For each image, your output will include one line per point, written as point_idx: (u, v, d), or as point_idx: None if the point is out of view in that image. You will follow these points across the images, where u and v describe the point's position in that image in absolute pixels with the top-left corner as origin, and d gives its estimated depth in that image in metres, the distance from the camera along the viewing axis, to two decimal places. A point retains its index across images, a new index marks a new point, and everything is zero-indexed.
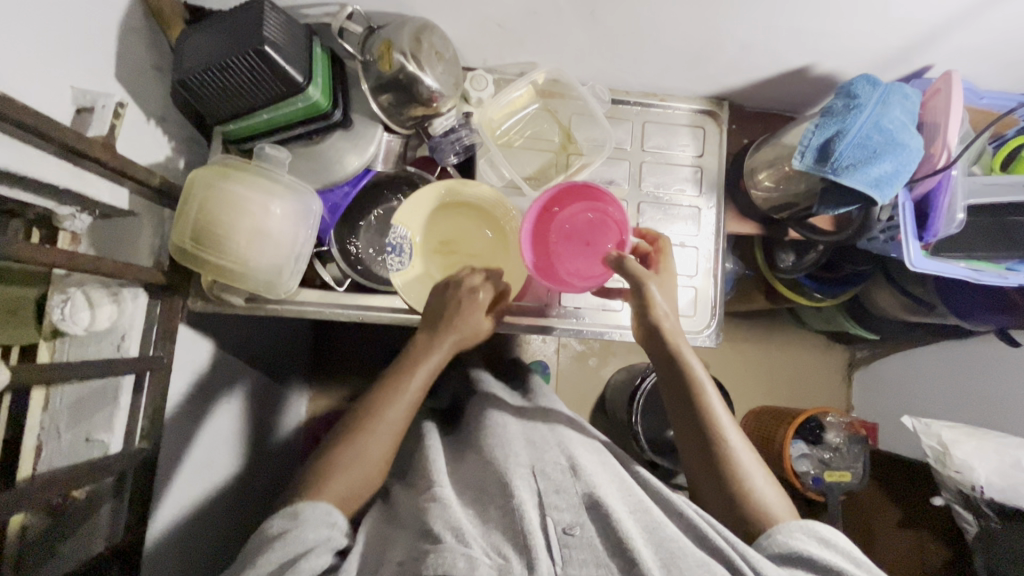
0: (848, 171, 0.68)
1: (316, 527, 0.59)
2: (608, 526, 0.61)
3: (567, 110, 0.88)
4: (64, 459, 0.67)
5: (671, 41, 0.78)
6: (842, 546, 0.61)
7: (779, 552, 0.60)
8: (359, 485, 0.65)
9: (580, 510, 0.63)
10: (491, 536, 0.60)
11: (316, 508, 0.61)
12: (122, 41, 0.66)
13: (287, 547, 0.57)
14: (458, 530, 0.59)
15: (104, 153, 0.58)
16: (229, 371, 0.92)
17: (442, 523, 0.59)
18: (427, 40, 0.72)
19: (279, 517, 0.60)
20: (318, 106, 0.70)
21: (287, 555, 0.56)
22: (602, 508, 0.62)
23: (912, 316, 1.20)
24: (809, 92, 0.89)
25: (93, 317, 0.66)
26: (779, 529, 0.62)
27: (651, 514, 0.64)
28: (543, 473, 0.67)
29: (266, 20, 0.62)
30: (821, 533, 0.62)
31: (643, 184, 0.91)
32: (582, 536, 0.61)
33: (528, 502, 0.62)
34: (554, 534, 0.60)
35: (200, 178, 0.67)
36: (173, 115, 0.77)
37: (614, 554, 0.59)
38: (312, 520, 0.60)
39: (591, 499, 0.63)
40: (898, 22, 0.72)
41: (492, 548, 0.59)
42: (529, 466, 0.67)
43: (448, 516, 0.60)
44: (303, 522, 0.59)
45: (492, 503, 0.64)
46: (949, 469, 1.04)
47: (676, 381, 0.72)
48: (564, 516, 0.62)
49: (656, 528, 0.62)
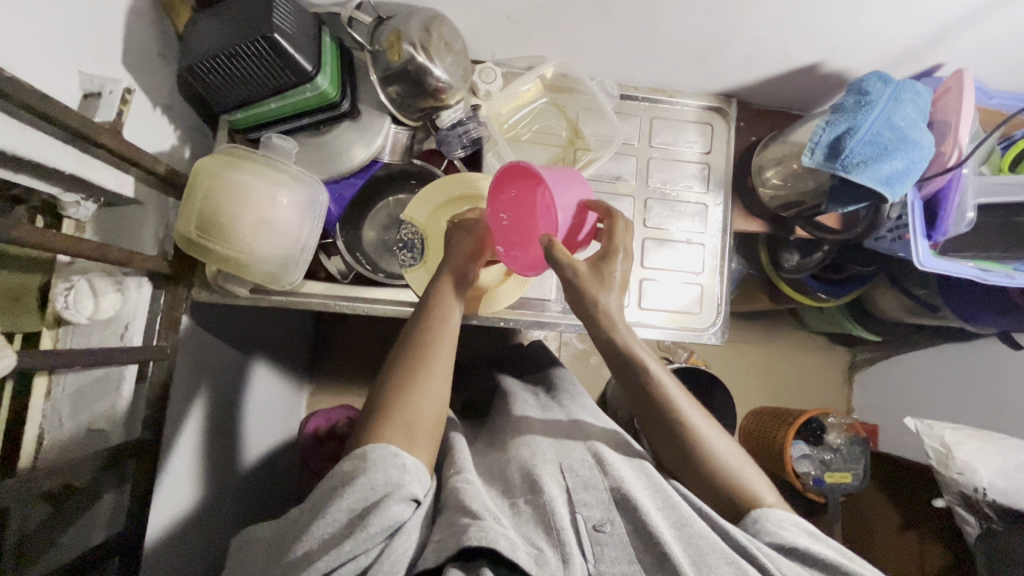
0: (860, 168, 0.68)
1: (385, 470, 0.55)
2: (637, 522, 0.59)
3: (575, 105, 0.87)
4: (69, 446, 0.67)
5: (682, 36, 0.78)
6: (824, 539, 0.62)
7: (773, 541, 0.59)
8: (431, 423, 0.61)
9: (609, 506, 0.62)
10: (523, 527, 0.59)
11: (383, 452, 0.56)
12: (129, 27, 0.66)
13: (357, 492, 0.53)
14: (494, 510, 0.57)
15: (111, 138, 0.58)
16: (227, 363, 0.91)
17: (479, 503, 0.58)
18: (436, 31, 0.71)
19: (347, 462, 0.56)
20: (326, 95, 0.69)
21: (359, 500, 0.53)
22: (630, 502, 0.61)
23: (915, 317, 1.20)
24: (817, 90, 0.89)
25: (96, 306, 0.66)
26: (772, 518, 0.61)
27: (680, 511, 0.61)
28: (571, 470, 0.67)
29: (276, 7, 0.61)
30: (807, 525, 0.62)
31: (651, 180, 0.91)
32: (614, 533, 0.60)
33: (559, 499, 0.62)
34: (584, 531, 0.59)
35: (206, 166, 0.67)
36: (178, 104, 0.76)
37: (644, 549, 0.58)
38: (380, 464, 0.55)
39: (620, 496, 0.62)
40: (909, 20, 0.71)
41: (526, 539, 0.58)
42: (557, 464, 0.68)
43: (483, 498, 0.59)
44: (370, 468, 0.55)
45: (524, 499, 0.63)
46: (952, 471, 1.04)
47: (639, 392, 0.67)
48: (594, 512, 0.62)
49: (685, 524, 0.60)
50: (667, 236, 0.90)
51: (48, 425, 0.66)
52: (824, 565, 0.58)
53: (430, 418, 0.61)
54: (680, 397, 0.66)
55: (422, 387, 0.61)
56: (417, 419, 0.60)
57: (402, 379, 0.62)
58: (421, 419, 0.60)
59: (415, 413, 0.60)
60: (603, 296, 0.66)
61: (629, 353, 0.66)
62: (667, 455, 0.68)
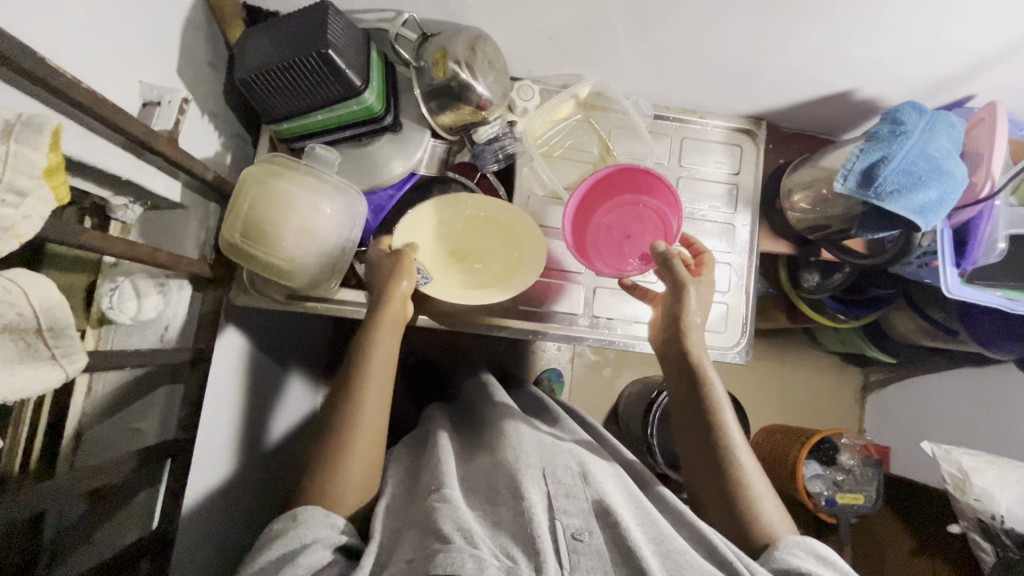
0: (892, 197, 0.69)
1: (315, 524, 0.58)
2: (615, 535, 0.58)
3: (608, 123, 0.89)
4: (105, 443, 0.69)
5: (718, 59, 0.79)
6: (839, 564, 0.60)
7: (778, 568, 0.58)
8: (370, 425, 0.66)
9: (588, 516, 0.59)
10: (499, 537, 0.57)
11: (313, 510, 0.59)
12: (185, 39, 0.68)
13: (281, 543, 0.56)
14: (466, 531, 0.54)
15: (168, 147, 0.59)
16: (261, 367, 0.93)
17: (450, 524, 0.55)
18: (480, 50, 0.73)
19: (278, 520, 0.59)
20: (372, 109, 0.71)
21: (284, 550, 0.55)
22: (609, 514, 0.60)
23: (931, 341, 1.20)
24: (847, 116, 0.90)
25: (138, 307, 0.66)
26: (777, 545, 0.61)
27: (659, 528, 0.60)
28: (553, 476, 0.64)
29: (330, 24, 0.63)
30: (817, 548, 0.60)
31: (679, 200, 0.92)
32: (590, 543, 0.57)
33: (538, 504, 0.59)
34: (561, 539, 0.56)
35: (252, 175, 0.69)
36: (223, 112, 0.78)
37: (622, 563, 0.56)
38: (309, 521, 0.58)
39: (601, 508, 0.61)
40: (944, 52, 0.73)
41: (500, 549, 0.55)
42: (539, 468, 0.65)
43: (457, 517, 0.56)
44: (302, 522, 0.58)
45: (503, 504, 0.60)
46: (968, 497, 1.04)
47: (690, 398, 0.71)
48: (574, 520, 0.59)
49: (663, 540, 0.59)
50: None
51: (88, 421, 0.68)
52: None
53: (371, 418, 0.66)
54: (726, 415, 0.69)
55: (367, 386, 0.67)
56: (356, 431, 0.65)
57: (359, 374, 0.67)
58: (364, 415, 0.66)
59: (362, 409, 0.66)
60: (685, 305, 0.72)
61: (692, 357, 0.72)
62: (691, 470, 0.70)
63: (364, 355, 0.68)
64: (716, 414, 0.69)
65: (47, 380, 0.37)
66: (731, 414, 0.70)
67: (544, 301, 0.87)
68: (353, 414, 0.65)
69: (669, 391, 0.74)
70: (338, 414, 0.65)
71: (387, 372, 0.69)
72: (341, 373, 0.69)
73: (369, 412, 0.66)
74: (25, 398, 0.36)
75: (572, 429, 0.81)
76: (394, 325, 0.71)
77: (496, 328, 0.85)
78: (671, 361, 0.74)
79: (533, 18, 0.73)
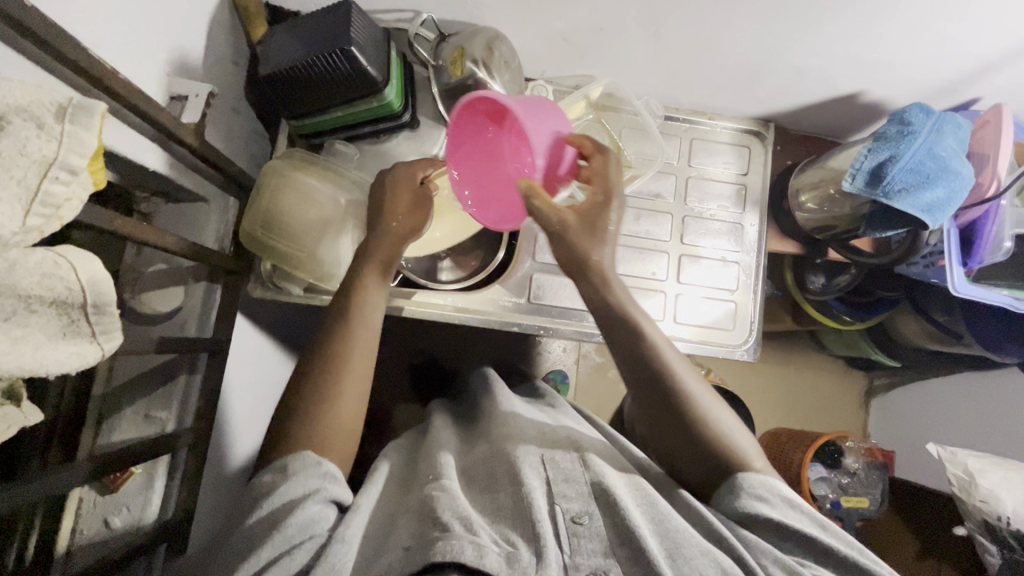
0: (900, 196, 0.71)
1: (306, 478, 0.56)
2: (616, 516, 0.58)
3: (620, 124, 0.91)
4: (124, 431, 0.70)
5: (729, 62, 0.81)
6: (801, 506, 0.61)
7: (739, 512, 0.59)
8: (352, 401, 0.63)
9: (588, 499, 0.60)
10: (499, 524, 0.57)
11: (306, 459, 0.57)
12: (210, 36, 0.70)
13: (272, 502, 0.54)
14: (466, 519, 0.54)
15: (194, 139, 0.60)
16: (272, 361, 0.94)
17: (449, 512, 0.55)
18: (497, 49, 0.75)
19: (268, 472, 0.57)
20: (391, 106, 0.73)
21: (277, 508, 0.53)
22: (611, 499, 0.59)
23: (936, 344, 1.21)
24: (854, 119, 0.92)
25: (158, 297, 0.70)
26: (741, 484, 0.61)
27: (658, 506, 0.61)
28: (552, 462, 0.65)
29: (353, 22, 0.65)
30: (780, 490, 0.61)
31: (689, 199, 0.93)
32: (590, 526, 0.57)
33: (537, 490, 0.60)
34: (562, 523, 0.57)
35: (275, 168, 0.72)
36: (244, 109, 0.80)
37: (620, 544, 0.56)
38: (301, 472, 0.56)
39: (599, 490, 0.61)
40: (951, 55, 0.74)
41: (500, 535, 0.55)
42: (538, 455, 0.66)
43: (455, 505, 0.56)
44: (291, 477, 0.56)
45: (503, 491, 0.61)
46: (975, 499, 1.04)
47: (645, 372, 0.65)
48: (573, 505, 0.59)
49: (662, 519, 0.59)
50: (699, 253, 0.92)
51: (108, 409, 0.69)
52: (799, 537, 0.57)
53: (358, 383, 0.64)
54: (691, 380, 0.65)
55: (351, 349, 0.65)
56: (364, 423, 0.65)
57: (340, 375, 0.63)
58: (349, 383, 0.63)
59: (345, 375, 0.63)
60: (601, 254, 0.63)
61: (661, 366, 0.65)
62: (664, 445, 0.67)
63: (341, 360, 0.64)
64: (705, 422, 0.64)
65: (87, 357, 0.38)
66: (720, 414, 0.65)
67: (554, 297, 0.88)
68: (339, 378, 0.63)
69: (639, 405, 0.67)
70: (319, 385, 0.62)
71: (370, 356, 0.66)
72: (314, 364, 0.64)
73: (350, 381, 0.63)
74: (66, 373, 0.37)
75: (572, 420, 0.81)
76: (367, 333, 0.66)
77: (506, 323, 0.86)
78: (635, 378, 0.66)
79: (549, 19, 0.75)
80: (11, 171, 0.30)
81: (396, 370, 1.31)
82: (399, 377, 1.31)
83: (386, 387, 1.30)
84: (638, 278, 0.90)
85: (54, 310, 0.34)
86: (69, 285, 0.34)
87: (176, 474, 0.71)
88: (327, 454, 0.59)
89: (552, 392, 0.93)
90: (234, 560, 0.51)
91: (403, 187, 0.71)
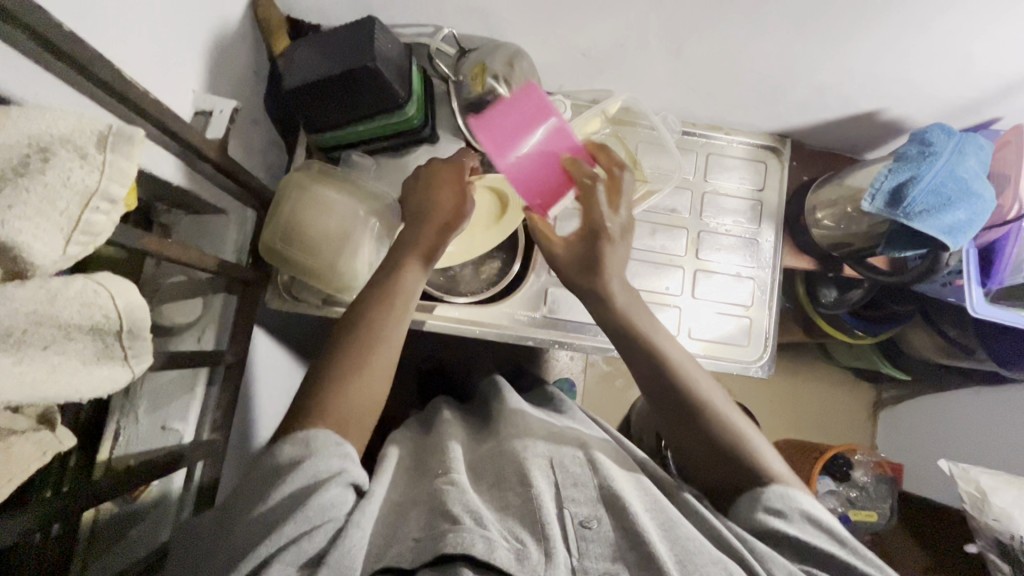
0: (922, 217, 0.70)
1: (329, 456, 0.54)
2: (624, 519, 0.57)
3: (635, 138, 0.91)
4: (143, 443, 0.68)
5: (748, 78, 0.81)
6: (825, 523, 0.58)
7: (759, 528, 0.57)
8: (365, 420, 0.61)
9: (596, 504, 0.59)
10: (507, 521, 0.55)
11: (328, 437, 0.56)
12: (232, 50, 0.70)
13: (300, 477, 0.52)
14: (476, 513, 0.53)
15: (217, 154, 0.60)
16: (284, 369, 0.94)
17: (459, 506, 0.53)
18: (517, 65, 0.75)
19: (289, 444, 0.55)
20: (411, 121, 0.74)
21: (302, 485, 0.52)
22: (619, 504, 0.58)
23: (947, 360, 1.20)
24: (871, 136, 0.92)
25: (181, 310, 0.70)
26: (761, 497, 0.59)
27: (667, 513, 0.59)
28: (561, 465, 0.64)
29: (377, 39, 0.65)
30: (802, 505, 0.59)
31: (704, 214, 0.93)
32: (598, 530, 0.57)
33: (546, 492, 0.59)
34: (571, 525, 0.56)
35: (294, 181, 0.72)
36: (263, 120, 0.81)
37: (629, 548, 0.55)
38: (323, 451, 0.54)
39: (607, 494, 0.60)
40: (972, 75, 0.74)
41: (509, 533, 0.54)
42: (547, 457, 0.66)
43: (465, 500, 0.55)
44: (315, 453, 0.54)
45: (511, 490, 0.60)
46: (986, 516, 1.02)
47: (660, 385, 0.66)
48: (582, 509, 0.59)
49: (671, 526, 0.58)
50: (711, 268, 0.92)
51: (126, 421, 0.68)
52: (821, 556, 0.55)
53: (375, 389, 0.62)
54: (698, 382, 0.67)
55: (374, 353, 0.63)
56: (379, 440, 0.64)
57: (348, 392, 0.60)
58: (363, 379, 0.61)
59: (360, 376, 0.61)
60: (606, 284, 0.68)
61: (689, 388, 0.66)
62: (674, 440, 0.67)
63: (351, 374, 0.61)
64: (747, 445, 0.63)
65: (119, 380, 0.38)
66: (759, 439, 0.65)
67: (568, 312, 0.88)
68: (348, 377, 0.61)
69: (672, 431, 0.67)
70: (337, 388, 0.60)
71: (383, 379, 0.63)
72: (313, 373, 0.62)
73: (364, 376, 0.61)
74: (99, 397, 0.37)
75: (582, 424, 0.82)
76: (385, 355, 0.64)
77: (521, 337, 0.86)
78: (669, 403, 0.66)
79: (570, 36, 0.76)
80: (55, 202, 0.31)
81: (405, 377, 1.31)
82: (407, 384, 1.31)
83: (393, 393, 1.30)
84: (652, 292, 0.90)
85: (91, 336, 0.35)
86: (106, 312, 0.35)
87: (190, 487, 0.70)
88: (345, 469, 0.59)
89: (563, 398, 0.92)
90: (251, 539, 0.48)
91: (441, 188, 0.71)
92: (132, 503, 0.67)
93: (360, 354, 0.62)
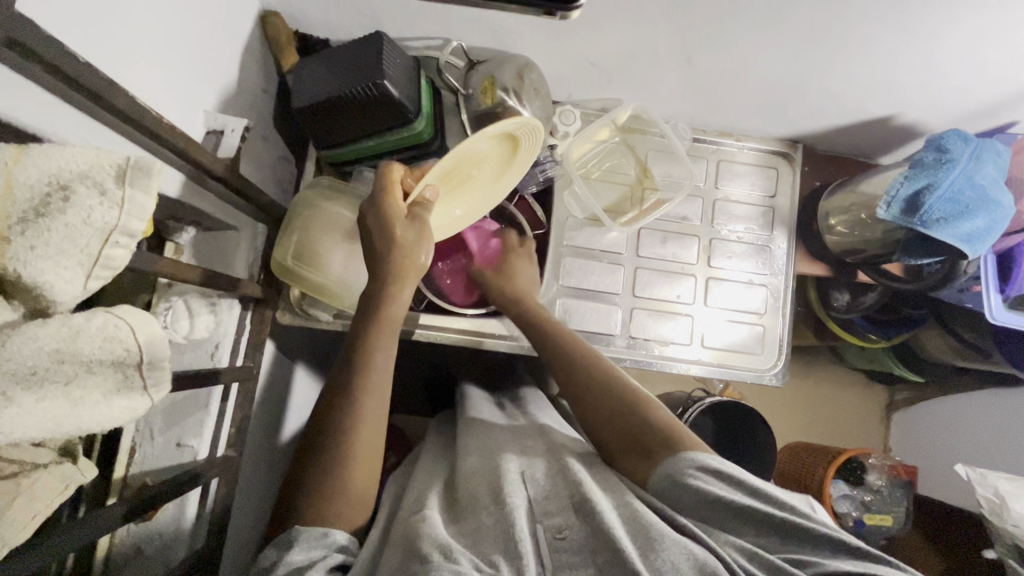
0: (939, 224, 0.69)
1: (311, 545, 0.53)
2: (591, 519, 0.53)
3: (646, 146, 0.91)
4: (159, 460, 0.68)
5: (759, 85, 0.80)
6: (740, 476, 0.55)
7: (692, 498, 0.54)
8: (378, 441, 0.61)
9: (569, 511, 0.56)
10: (482, 546, 0.53)
11: (310, 530, 0.54)
12: (242, 66, 0.71)
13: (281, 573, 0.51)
14: (445, 547, 0.51)
15: (228, 172, 0.60)
16: (295, 380, 0.94)
17: (430, 543, 0.51)
18: (527, 77, 0.76)
19: (271, 549, 0.55)
20: (421, 136, 0.73)
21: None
22: (586, 501, 0.55)
23: (962, 362, 1.18)
24: (883, 140, 0.91)
25: (192, 325, 0.68)
26: (677, 467, 0.57)
27: (632, 505, 0.56)
28: (532, 480, 0.61)
29: (386, 56, 0.65)
30: (713, 464, 0.56)
31: (715, 221, 0.92)
32: (573, 539, 0.53)
33: (518, 508, 0.56)
34: (544, 542, 0.53)
35: (306, 199, 0.72)
36: (273, 135, 0.81)
37: (599, 548, 0.51)
38: (305, 541, 0.54)
39: (578, 497, 0.56)
40: (988, 79, 0.73)
41: (483, 558, 0.51)
42: (518, 472, 0.62)
43: (435, 535, 0.53)
44: (295, 546, 0.53)
45: (478, 511, 0.57)
46: (1006, 522, 1.00)
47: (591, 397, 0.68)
48: (555, 519, 0.55)
49: (637, 516, 0.54)
50: (721, 275, 0.91)
51: (141, 438, 0.67)
52: (751, 510, 0.52)
53: (377, 419, 0.61)
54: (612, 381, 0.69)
55: (368, 387, 0.61)
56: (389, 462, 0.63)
57: (355, 420, 0.59)
58: (365, 410, 0.60)
59: (365, 394, 0.60)
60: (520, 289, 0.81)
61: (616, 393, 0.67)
62: (598, 422, 0.66)
63: (349, 412, 0.59)
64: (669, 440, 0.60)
65: (138, 409, 0.37)
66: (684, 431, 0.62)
67: (580, 322, 0.87)
68: (355, 395, 0.60)
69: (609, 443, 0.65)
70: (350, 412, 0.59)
71: (379, 418, 0.61)
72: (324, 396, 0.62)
73: (370, 403, 0.60)
74: (117, 427, 0.37)
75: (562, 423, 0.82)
76: (379, 391, 0.61)
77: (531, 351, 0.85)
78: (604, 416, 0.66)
79: (577, 45, 0.75)
80: (76, 239, 0.31)
81: (414, 386, 1.30)
82: (416, 392, 1.30)
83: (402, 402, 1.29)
84: (662, 301, 0.89)
85: (110, 368, 0.35)
86: (127, 346, 0.35)
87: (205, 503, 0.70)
88: (358, 486, 0.58)
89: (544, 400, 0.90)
90: None
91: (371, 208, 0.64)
92: (148, 523, 0.67)
93: (351, 396, 0.60)
